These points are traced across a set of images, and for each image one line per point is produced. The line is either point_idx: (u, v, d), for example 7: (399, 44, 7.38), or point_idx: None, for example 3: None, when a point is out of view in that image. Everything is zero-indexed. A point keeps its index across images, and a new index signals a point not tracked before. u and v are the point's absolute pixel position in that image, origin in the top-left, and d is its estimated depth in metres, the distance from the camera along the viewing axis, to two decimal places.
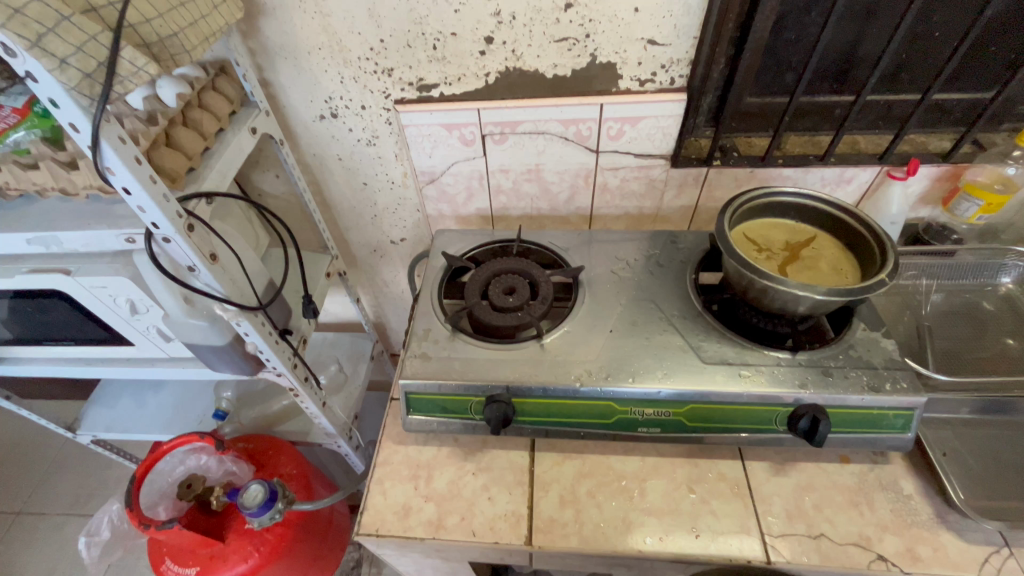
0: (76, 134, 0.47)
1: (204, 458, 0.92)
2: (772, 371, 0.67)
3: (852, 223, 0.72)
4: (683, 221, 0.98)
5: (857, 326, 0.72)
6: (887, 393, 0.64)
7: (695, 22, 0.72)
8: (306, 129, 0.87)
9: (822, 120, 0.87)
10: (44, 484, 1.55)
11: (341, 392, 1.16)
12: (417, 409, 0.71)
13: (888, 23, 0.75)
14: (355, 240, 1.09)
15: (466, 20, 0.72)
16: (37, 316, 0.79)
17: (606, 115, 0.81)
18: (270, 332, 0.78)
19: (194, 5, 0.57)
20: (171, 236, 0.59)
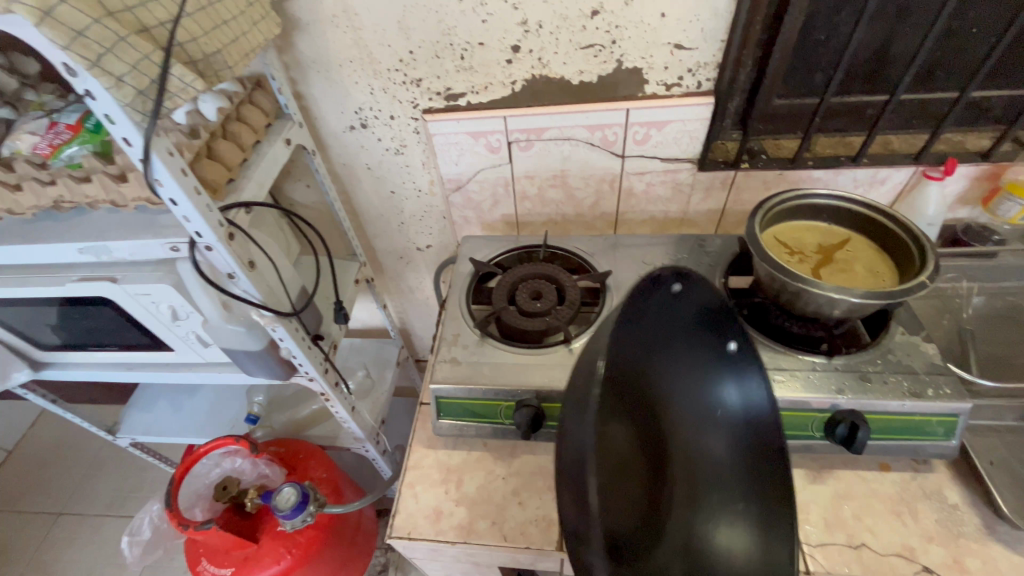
0: (129, 148, 0.50)
1: (238, 461, 0.94)
2: (807, 377, 0.65)
3: (887, 224, 0.71)
4: (710, 225, 0.97)
5: (895, 329, 0.70)
6: (929, 399, 0.62)
7: (722, 25, 0.71)
8: (337, 140, 0.90)
9: (853, 121, 0.85)
10: (82, 486, 1.60)
11: (369, 397, 1.18)
12: (447, 414, 0.72)
13: (923, 20, 0.74)
14: (382, 247, 1.11)
15: (493, 30, 0.73)
16: (84, 323, 0.82)
17: (632, 120, 0.81)
18: (303, 337, 0.80)
19: (235, 23, 0.59)
20: (212, 244, 0.61)
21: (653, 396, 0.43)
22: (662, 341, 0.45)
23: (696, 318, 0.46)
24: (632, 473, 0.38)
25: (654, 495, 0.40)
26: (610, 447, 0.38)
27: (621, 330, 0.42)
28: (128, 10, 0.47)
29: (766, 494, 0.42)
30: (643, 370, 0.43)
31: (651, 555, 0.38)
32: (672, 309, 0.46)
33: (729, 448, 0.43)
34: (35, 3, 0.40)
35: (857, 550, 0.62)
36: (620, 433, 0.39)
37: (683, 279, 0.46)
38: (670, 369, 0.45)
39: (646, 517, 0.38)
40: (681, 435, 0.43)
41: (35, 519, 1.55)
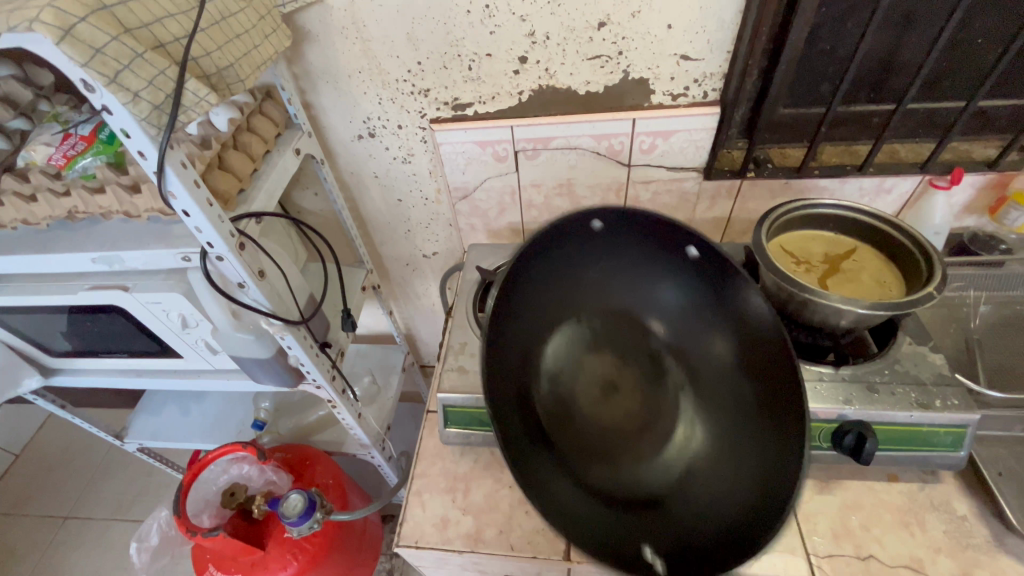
0: (144, 161, 0.51)
1: (245, 468, 0.94)
2: (815, 387, 0.65)
3: (893, 234, 0.71)
4: (716, 233, 0.97)
5: (903, 339, 0.70)
6: (936, 410, 0.62)
7: (728, 36, 0.72)
8: (345, 149, 0.91)
9: (859, 130, 0.85)
10: (89, 489, 1.61)
11: (375, 403, 1.18)
12: (455, 422, 0.72)
13: (930, 30, 0.74)
14: (389, 254, 1.11)
15: (501, 41, 0.74)
16: (96, 330, 0.83)
17: (638, 130, 0.81)
18: (311, 344, 0.80)
19: (247, 36, 0.60)
20: (224, 254, 0.61)
21: (620, 303, 0.60)
22: (608, 257, 0.59)
23: (630, 234, 0.58)
24: (603, 357, 0.59)
25: (643, 358, 0.59)
26: (561, 351, 0.58)
27: (560, 273, 0.58)
28: (145, 27, 0.48)
29: (725, 353, 0.56)
30: (606, 286, 0.60)
31: (636, 395, 0.58)
32: (610, 239, 0.58)
33: (706, 320, 0.58)
34: (56, 23, 0.41)
35: (865, 561, 0.62)
36: (579, 337, 0.59)
37: (605, 217, 0.56)
38: (632, 280, 0.60)
39: (627, 375, 0.58)
40: (669, 322, 0.59)
41: (43, 522, 1.56)
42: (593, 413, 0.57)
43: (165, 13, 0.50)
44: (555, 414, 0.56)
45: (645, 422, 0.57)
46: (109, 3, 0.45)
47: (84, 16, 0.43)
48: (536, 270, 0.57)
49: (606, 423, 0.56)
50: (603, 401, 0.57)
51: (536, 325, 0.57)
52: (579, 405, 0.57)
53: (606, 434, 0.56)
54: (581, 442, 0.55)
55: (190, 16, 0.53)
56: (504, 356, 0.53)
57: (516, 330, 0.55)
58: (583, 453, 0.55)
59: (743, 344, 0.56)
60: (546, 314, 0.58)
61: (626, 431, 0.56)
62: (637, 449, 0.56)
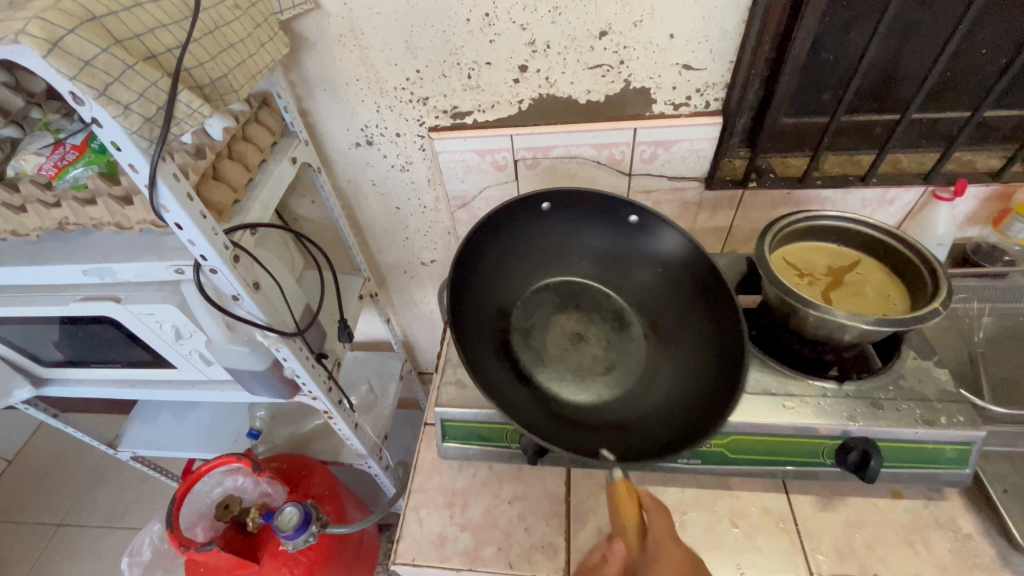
0: (135, 174, 0.50)
1: (239, 479, 0.94)
2: (818, 402, 0.65)
3: (897, 247, 0.70)
4: (717, 242, 0.96)
5: (907, 354, 0.69)
6: (942, 427, 0.61)
7: (731, 46, 0.71)
8: (342, 157, 0.89)
9: (861, 139, 0.85)
10: (83, 496, 1.60)
11: (372, 412, 1.17)
12: (453, 436, 0.71)
13: (935, 40, 0.73)
14: (386, 261, 1.10)
15: (501, 50, 0.73)
16: (88, 341, 0.82)
17: (639, 139, 0.80)
18: (307, 356, 0.79)
19: (241, 45, 0.59)
20: (218, 267, 0.60)
21: (579, 274, 0.75)
22: (560, 231, 0.73)
23: (576, 213, 0.72)
24: (569, 315, 0.71)
25: (604, 314, 0.72)
26: (540, 314, 0.71)
27: (523, 250, 0.73)
28: (136, 37, 0.47)
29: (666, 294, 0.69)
30: (563, 262, 0.75)
31: (601, 342, 0.69)
32: (562, 219, 0.73)
33: (653, 275, 0.71)
34: (43, 35, 0.40)
35: None
36: (546, 302, 0.72)
37: (551, 198, 0.70)
38: (585, 252, 0.74)
39: (591, 329, 0.70)
40: (620, 281, 0.73)
41: (36, 530, 1.54)
42: (562, 355, 0.67)
43: (157, 23, 0.49)
44: (528, 358, 0.66)
45: (609, 361, 0.67)
46: (98, 14, 0.44)
47: (72, 27, 0.41)
48: (497, 247, 0.71)
49: (574, 363, 0.67)
50: (570, 347, 0.68)
51: (503, 294, 0.71)
52: (549, 350, 0.68)
53: (574, 371, 0.66)
54: (552, 378, 0.65)
55: (183, 26, 0.52)
56: (472, 310, 0.66)
57: (483, 295, 0.68)
58: (555, 386, 0.64)
59: (684, 287, 0.69)
60: (513, 286, 0.72)
61: (593, 368, 0.67)
62: (603, 382, 0.65)
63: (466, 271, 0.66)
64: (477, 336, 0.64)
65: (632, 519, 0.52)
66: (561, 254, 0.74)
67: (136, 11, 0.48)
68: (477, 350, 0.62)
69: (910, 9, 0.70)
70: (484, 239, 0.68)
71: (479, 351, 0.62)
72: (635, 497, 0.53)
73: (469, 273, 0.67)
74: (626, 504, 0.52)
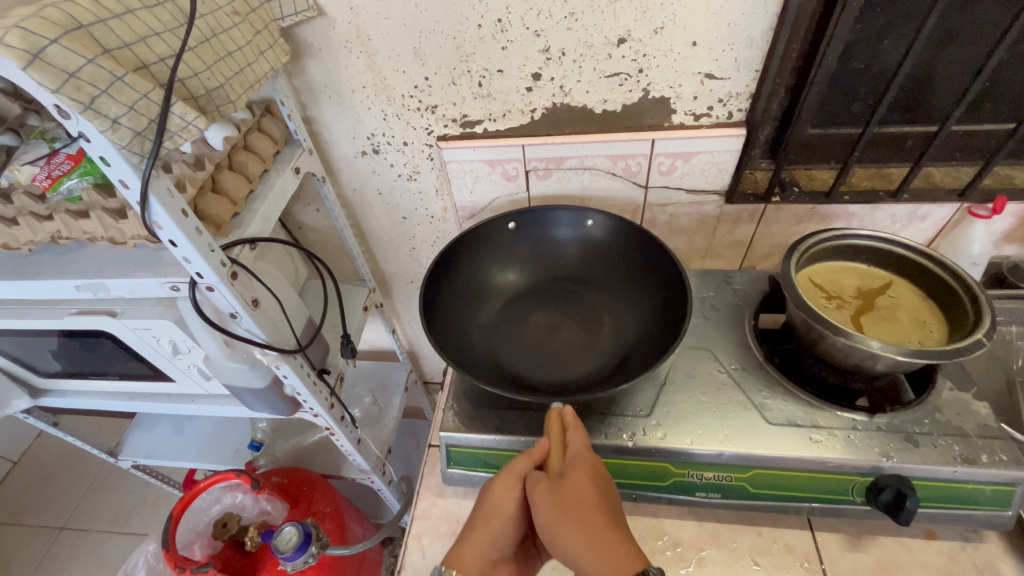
0: (126, 190, 0.47)
1: (239, 496, 0.91)
2: (848, 436, 0.61)
3: (931, 269, 0.66)
4: (736, 257, 0.92)
5: (943, 384, 0.65)
6: (983, 466, 0.57)
7: (757, 55, 0.67)
8: (348, 166, 0.87)
9: (892, 152, 0.80)
10: (87, 499, 1.59)
11: (375, 424, 1.14)
12: (458, 462, 0.68)
13: (976, 50, 0.69)
14: (392, 271, 1.07)
15: (514, 57, 0.70)
16: (85, 353, 0.80)
17: (657, 151, 0.76)
18: (308, 373, 0.76)
19: (239, 53, 0.56)
20: (214, 285, 0.57)
21: (553, 274, 0.81)
22: (532, 242, 0.81)
23: (543, 224, 0.80)
24: (544, 311, 0.77)
25: (577, 306, 0.77)
26: (516, 309, 0.78)
27: (497, 265, 0.80)
28: (126, 46, 0.44)
29: (627, 271, 0.78)
30: (538, 267, 0.81)
31: (573, 330, 0.74)
32: (533, 235, 0.81)
33: (616, 265, 0.79)
34: (23, 45, 0.37)
35: None
36: (521, 304, 0.78)
37: (516, 216, 0.79)
38: (555, 258, 0.81)
39: (566, 320, 0.76)
40: (589, 276, 0.80)
41: (39, 533, 1.53)
42: (537, 345, 0.73)
43: (149, 31, 0.47)
44: (505, 352, 0.72)
45: (582, 346, 0.72)
46: (85, 22, 0.42)
47: (56, 37, 0.39)
48: (472, 263, 0.79)
49: (549, 349, 0.72)
50: (544, 338, 0.73)
51: (479, 305, 0.77)
52: (524, 342, 0.73)
53: (548, 356, 0.71)
54: (526, 364, 0.70)
55: (177, 34, 0.49)
56: (445, 318, 0.72)
57: (460, 308, 0.75)
58: (531, 369, 0.70)
59: (639, 266, 0.77)
60: (488, 296, 0.79)
61: (566, 353, 0.72)
62: (575, 363, 0.70)
63: (440, 288, 0.74)
64: (453, 340, 0.70)
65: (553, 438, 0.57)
66: (534, 257, 0.81)
67: (127, 19, 0.45)
68: (452, 349, 0.68)
69: (951, 17, 0.66)
70: (457, 253, 0.77)
71: (453, 344, 0.70)
72: (563, 419, 0.59)
73: (443, 289, 0.74)
74: (551, 424, 0.58)
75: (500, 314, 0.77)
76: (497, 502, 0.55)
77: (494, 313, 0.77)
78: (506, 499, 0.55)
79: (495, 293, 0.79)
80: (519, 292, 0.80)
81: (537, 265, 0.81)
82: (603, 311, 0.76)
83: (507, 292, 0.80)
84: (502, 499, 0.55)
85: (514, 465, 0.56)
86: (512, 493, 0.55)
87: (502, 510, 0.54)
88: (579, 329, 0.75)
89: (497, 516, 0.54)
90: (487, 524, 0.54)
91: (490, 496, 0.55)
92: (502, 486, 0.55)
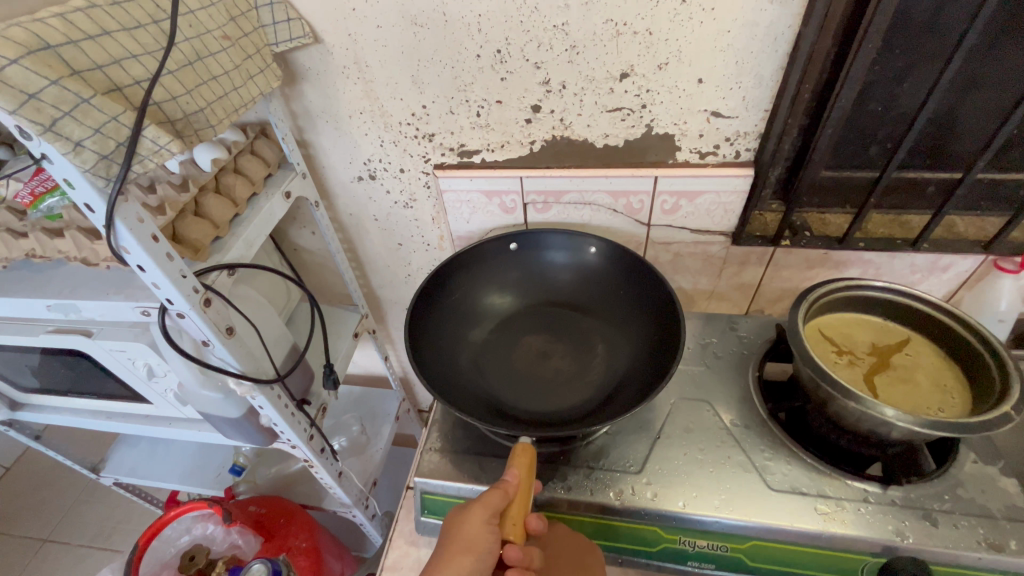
0: (92, 215, 0.45)
1: (210, 527, 0.90)
2: (858, 509, 0.55)
3: (952, 327, 0.61)
4: (743, 300, 0.88)
5: (965, 455, 0.59)
6: (1012, 554, 0.51)
7: (767, 94, 0.64)
8: (344, 190, 0.85)
9: (911, 199, 0.76)
10: (72, 513, 1.56)
11: (361, 455, 1.10)
12: (431, 511, 0.64)
13: (1004, 96, 0.64)
14: (387, 297, 1.05)
15: (513, 89, 0.68)
16: (62, 371, 0.78)
17: (660, 188, 0.73)
18: (287, 404, 0.73)
19: (224, 77, 0.56)
20: (184, 312, 0.55)
21: (546, 296, 0.77)
22: (526, 265, 0.78)
23: (542, 249, 0.78)
24: (537, 334, 0.73)
25: (571, 332, 0.73)
26: (504, 331, 0.74)
27: (491, 284, 0.77)
28: (98, 68, 0.43)
29: (622, 298, 0.74)
30: (531, 290, 0.78)
31: (565, 358, 0.70)
32: (532, 259, 0.78)
33: (609, 291, 0.75)
34: None
35: None
36: (514, 326, 0.75)
37: (517, 238, 0.77)
38: (548, 281, 0.78)
39: (558, 346, 0.72)
40: (582, 300, 0.76)
41: (21, 545, 1.50)
42: (523, 370, 0.69)
43: (126, 53, 0.46)
44: (491, 374, 0.68)
45: (571, 375, 0.68)
46: (54, 43, 0.41)
47: (15, 58, 0.37)
48: (466, 281, 0.76)
49: (536, 376, 0.68)
50: (532, 364, 0.70)
51: (471, 324, 0.74)
52: (512, 366, 0.70)
53: (533, 384, 0.67)
54: (510, 390, 0.67)
55: (157, 57, 0.49)
56: (431, 339, 0.70)
57: (449, 326, 0.73)
58: (514, 396, 0.66)
59: (634, 294, 0.73)
60: (478, 316, 0.75)
61: (553, 381, 0.68)
62: (560, 394, 0.66)
63: (431, 304, 0.72)
64: (437, 359, 0.68)
65: (524, 473, 0.53)
66: (526, 278, 0.78)
67: (102, 41, 0.44)
68: (434, 369, 0.66)
69: (974, 62, 0.62)
70: (450, 270, 0.74)
71: (435, 366, 0.66)
72: (530, 455, 0.54)
73: (434, 306, 0.72)
74: (519, 459, 0.54)
75: (486, 336, 0.74)
76: (471, 536, 0.50)
77: (482, 334, 0.74)
78: (481, 535, 0.51)
79: (485, 313, 0.76)
80: (511, 314, 0.76)
81: (530, 287, 0.78)
82: (597, 337, 0.72)
83: (496, 312, 0.76)
84: (478, 532, 0.51)
85: (485, 497, 0.52)
86: (488, 529, 0.51)
87: (477, 545, 0.50)
88: (570, 355, 0.71)
89: (472, 552, 0.49)
90: (461, 558, 0.49)
91: (463, 528, 0.51)
92: (473, 518, 0.51)
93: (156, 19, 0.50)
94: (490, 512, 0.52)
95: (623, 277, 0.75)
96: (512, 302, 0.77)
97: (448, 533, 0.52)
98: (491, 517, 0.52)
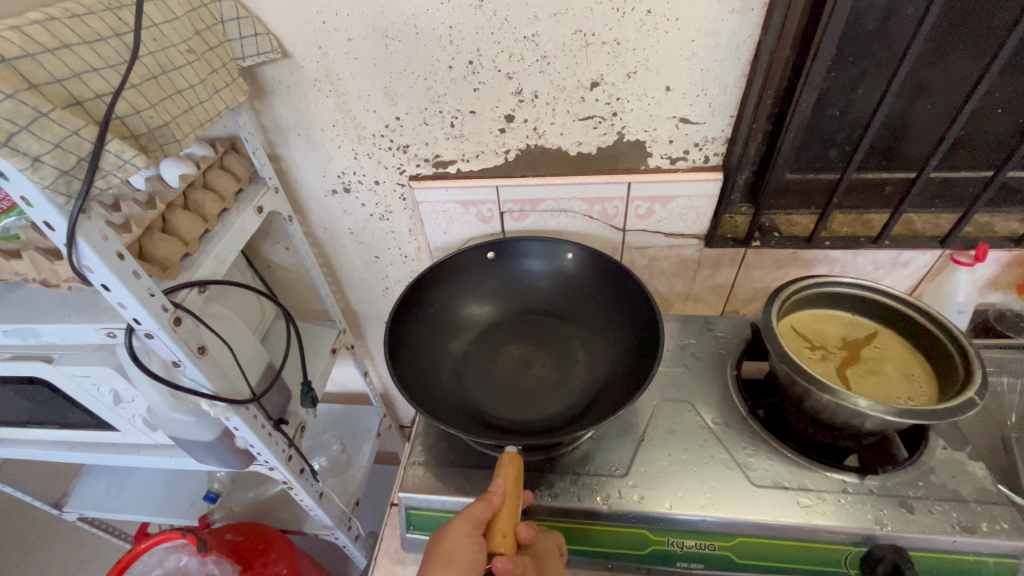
0: (52, 232, 0.43)
1: (184, 558, 0.85)
2: (838, 500, 0.56)
3: (916, 317, 0.63)
4: (718, 302, 0.90)
5: (935, 442, 0.61)
6: (983, 536, 0.53)
7: (732, 100, 0.66)
8: (318, 205, 0.84)
9: (871, 198, 0.79)
10: (31, 553, 1.46)
11: (341, 474, 1.07)
12: (417, 527, 0.63)
13: (950, 99, 0.68)
14: (365, 311, 1.03)
15: (485, 99, 0.68)
16: (20, 400, 0.74)
17: (634, 194, 0.75)
18: (264, 424, 0.71)
19: (190, 91, 0.55)
20: (153, 332, 0.53)
21: (525, 304, 0.77)
22: (505, 275, 0.78)
23: (519, 260, 0.78)
24: (517, 343, 0.73)
25: (552, 339, 0.73)
26: (485, 341, 0.74)
27: (470, 295, 0.77)
28: (57, 82, 0.42)
29: (602, 305, 0.75)
30: (510, 300, 0.78)
31: (547, 366, 0.70)
32: (511, 269, 0.78)
33: (588, 297, 0.76)
34: None
35: None
36: (495, 336, 0.74)
37: (495, 247, 0.77)
38: (526, 290, 0.78)
39: (539, 354, 0.72)
40: (561, 308, 0.77)
41: None
42: (506, 380, 0.69)
43: (87, 66, 0.45)
44: (472, 386, 0.68)
45: (553, 383, 0.68)
46: (9, 56, 0.39)
47: None
48: (444, 291, 0.75)
49: (518, 385, 0.68)
50: (514, 373, 0.69)
51: (451, 335, 0.74)
52: (494, 376, 0.69)
53: (516, 393, 0.67)
54: (492, 401, 0.66)
55: (119, 71, 0.47)
56: (411, 351, 0.69)
57: (430, 338, 0.72)
58: (497, 406, 0.65)
59: (613, 300, 0.74)
60: (458, 328, 0.75)
61: (535, 389, 0.67)
62: (544, 402, 0.66)
63: (410, 316, 0.71)
64: (418, 372, 0.67)
65: (511, 483, 0.52)
66: (504, 288, 0.78)
67: (60, 54, 0.43)
68: (415, 382, 0.65)
69: (922, 68, 0.66)
70: (429, 282, 0.74)
71: (416, 378, 0.65)
72: (518, 465, 0.54)
73: (413, 318, 0.71)
74: (506, 468, 0.53)
75: (467, 347, 0.73)
76: (456, 548, 0.50)
77: (462, 345, 0.73)
78: (466, 547, 0.50)
79: (464, 324, 0.75)
80: (490, 325, 0.76)
81: (509, 297, 0.78)
82: (578, 344, 0.72)
83: (475, 323, 0.76)
84: (463, 543, 0.50)
85: (472, 508, 0.52)
86: (473, 540, 0.50)
87: (461, 557, 0.49)
88: (552, 362, 0.71)
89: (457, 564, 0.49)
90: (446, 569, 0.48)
91: (449, 539, 0.50)
92: (457, 527, 0.51)
93: (118, 32, 0.49)
94: (475, 523, 0.51)
95: (601, 283, 0.75)
96: (492, 311, 0.77)
97: (435, 547, 0.51)
98: (477, 527, 0.51)
